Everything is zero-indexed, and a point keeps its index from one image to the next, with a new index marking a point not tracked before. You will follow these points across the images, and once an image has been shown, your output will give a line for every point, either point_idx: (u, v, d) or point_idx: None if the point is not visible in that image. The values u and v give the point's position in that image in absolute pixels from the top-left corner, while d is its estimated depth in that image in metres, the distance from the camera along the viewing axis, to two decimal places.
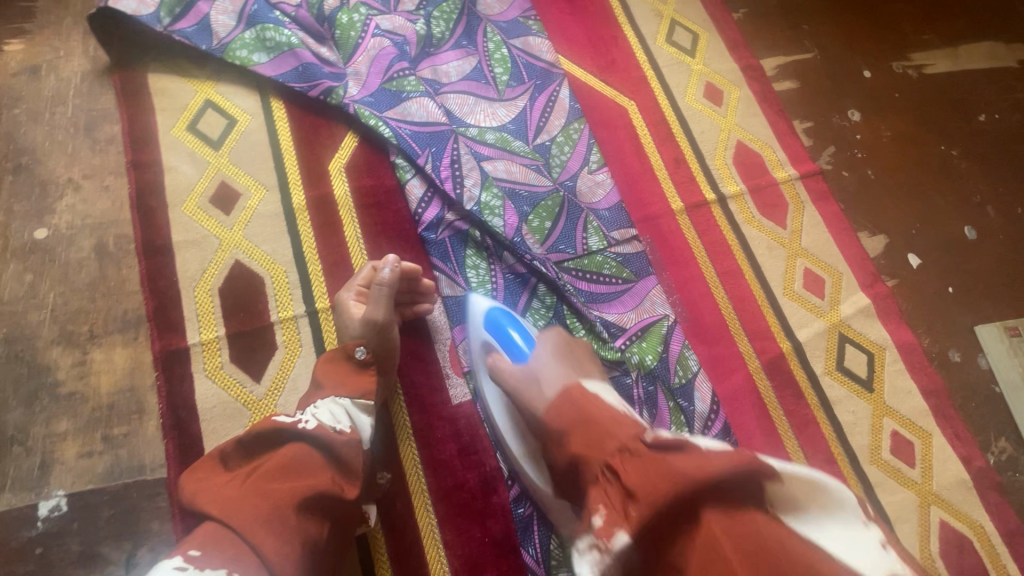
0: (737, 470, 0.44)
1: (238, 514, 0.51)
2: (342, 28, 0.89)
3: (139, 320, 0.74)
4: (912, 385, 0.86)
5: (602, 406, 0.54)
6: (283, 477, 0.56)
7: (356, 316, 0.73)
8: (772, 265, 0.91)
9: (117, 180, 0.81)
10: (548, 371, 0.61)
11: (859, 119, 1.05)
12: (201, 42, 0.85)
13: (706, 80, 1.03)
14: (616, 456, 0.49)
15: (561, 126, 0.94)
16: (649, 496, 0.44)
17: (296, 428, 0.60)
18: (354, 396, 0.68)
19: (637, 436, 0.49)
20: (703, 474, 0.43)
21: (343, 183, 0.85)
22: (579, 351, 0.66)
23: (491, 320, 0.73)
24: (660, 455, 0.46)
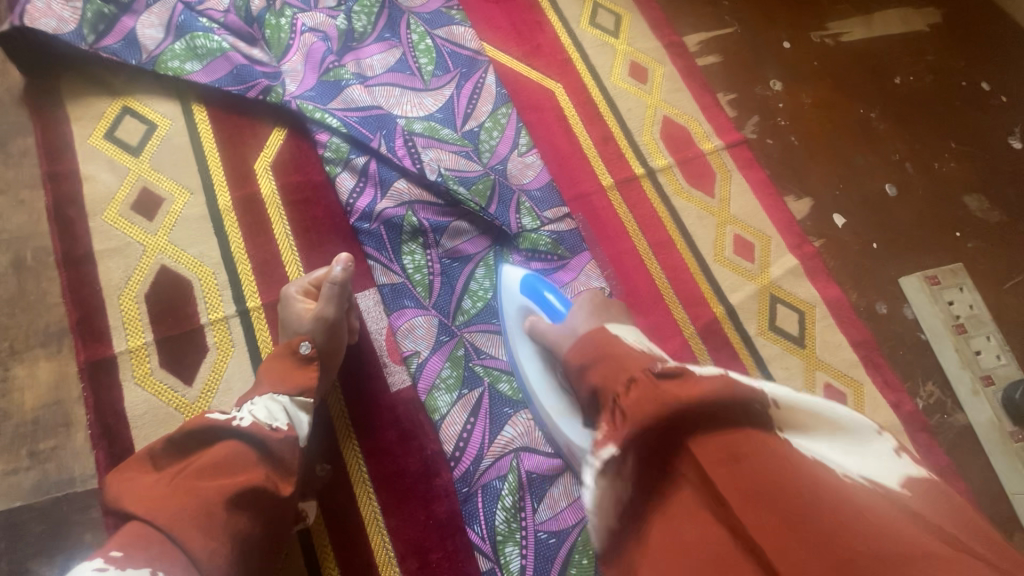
0: (731, 397, 0.47)
1: (165, 512, 0.48)
2: (273, 28, 0.89)
3: (62, 333, 0.73)
4: (843, 339, 0.90)
5: (625, 349, 0.56)
6: (214, 475, 0.53)
7: (305, 315, 0.72)
8: (702, 234, 0.93)
9: (33, 193, 0.79)
10: (582, 323, 0.64)
11: (781, 88, 1.08)
12: (131, 58, 0.84)
13: (631, 60, 1.05)
14: (632, 376, 0.51)
15: (488, 112, 0.95)
16: (641, 410, 0.48)
17: (228, 426, 0.57)
18: (293, 394, 0.65)
19: (647, 366, 0.52)
20: (688, 399, 0.47)
21: (269, 181, 0.85)
22: (612, 304, 0.68)
23: (526, 286, 0.74)
24: (665, 381, 0.49)
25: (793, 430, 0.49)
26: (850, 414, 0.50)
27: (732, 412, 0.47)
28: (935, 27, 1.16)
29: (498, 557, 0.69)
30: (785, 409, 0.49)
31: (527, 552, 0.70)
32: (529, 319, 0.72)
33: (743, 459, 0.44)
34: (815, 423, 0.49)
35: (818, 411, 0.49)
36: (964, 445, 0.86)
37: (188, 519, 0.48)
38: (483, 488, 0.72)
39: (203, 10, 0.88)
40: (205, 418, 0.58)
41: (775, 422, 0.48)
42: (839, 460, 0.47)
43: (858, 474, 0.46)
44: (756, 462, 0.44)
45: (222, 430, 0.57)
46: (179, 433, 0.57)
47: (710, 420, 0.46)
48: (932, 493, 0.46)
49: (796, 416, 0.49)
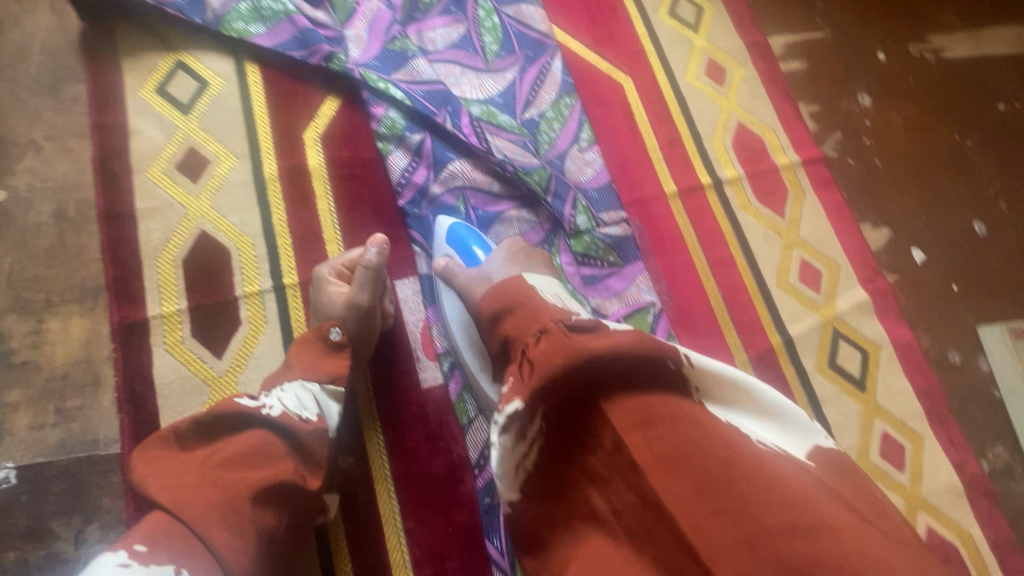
0: (643, 354, 0.47)
1: (192, 505, 0.46)
2: None
3: (97, 290, 0.71)
4: (908, 386, 0.82)
5: (538, 299, 0.55)
6: (242, 466, 0.51)
7: (339, 299, 0.69)
8: (766, 255, 0.87)
9: (80, 143, 0.77)
10: (498, 271, 0.64)
11: (869, 104, 0.99)
12: (195, 16, 0.81)
13: (709, 57, 0.97)
14: (541, 330, 0.50)
15: (551, 101, 0.89)
16: (550, 361, 0.47)
17: (260, 415, 0.55)
18: (324, 381, 0.63)
19: (560, 319, 0.51)
20: (604, 350, 0.47)
21: (317, 153, 0.81)
22: (535, 255, 0.68)
23: (456, 237, 0.74)
24: (578, 334, 0.49)
25: (710, 399, 0.49)
26: (785, 400, 0.49)
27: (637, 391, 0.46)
28: None
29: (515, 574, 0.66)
30: (698, 369, 0.49)
31: None
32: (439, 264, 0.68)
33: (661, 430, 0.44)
34: (735, 392, 0.49)
35: (735, 380, 0.49)
36: None
37: (214, 512, 0.46)
38: None
39: None
40: (230, 403, 0.55)
41: (691, 388, 0.49)
42: (751, 426, 0.48)
43: (771, 443, 0.47)
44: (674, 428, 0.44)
45: (254, 419, 0.54)
46: (205, 415, 0.53)
47: (623, 387, 0.47)
48: (842, 464, 0.47)
49: (708, 377, 0.49)
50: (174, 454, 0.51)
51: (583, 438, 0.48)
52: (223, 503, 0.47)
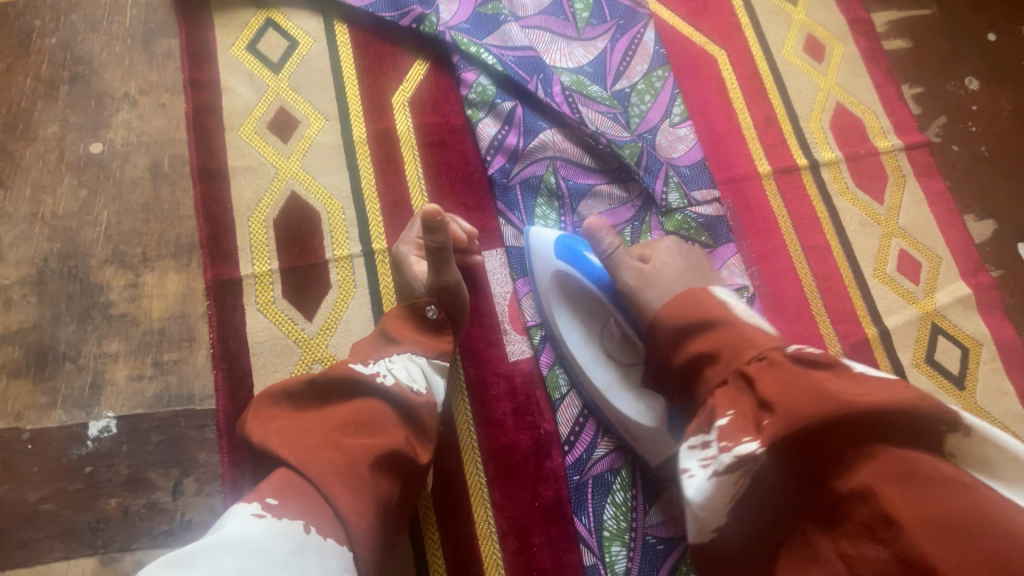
0: (916, 403, 0.43)
1: (316, 464, 0.46)
2: None
3: (192, 247, 0.71)
4: (1009, 388, 0.78)
5: (713, 301, 0.55)
6: (359, 432, 0.50)
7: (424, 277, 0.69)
8: (863, 243, 0.83)
9: (173, 98, 0.76)
10: (679, 274, 0.66)
11: (976, 88, 0.93)
12: None
13: (807, 32, 0.92)
14: (759, 354, 0.49)
15: (643, 73, 0.86)
16: (799, 408, 0.44)
17: (373, 382, 0.54)
18: (431, 355, 0.62)
19: (778, 348, 0.49)
20: (861, 395, 0.43)
21: (406, 118, 0.80)
22: (695, 254, 0.69)
23: (568, 249, 0.70)
24: (802, 364, 0.46)
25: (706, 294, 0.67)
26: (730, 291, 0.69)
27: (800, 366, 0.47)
28: None
29: (602, 553, 0.66)
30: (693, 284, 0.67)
31: (634, 554, 0.66)
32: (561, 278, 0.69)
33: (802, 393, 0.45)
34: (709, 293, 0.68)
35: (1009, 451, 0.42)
36: None
37: (335, 474, 0.46)
38: (595, 479, 0.68)
39: None
40: (345, 368, 0.55)
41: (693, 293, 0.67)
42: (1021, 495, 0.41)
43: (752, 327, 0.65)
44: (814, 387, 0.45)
45: (368, 385, 0.54)
46: (321, 376, 0.54)
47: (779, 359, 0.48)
48: None
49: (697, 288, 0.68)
50: (290, 413, 0.52)
51: (833, 464, 0.43)
52: (344, 467, 0.47)
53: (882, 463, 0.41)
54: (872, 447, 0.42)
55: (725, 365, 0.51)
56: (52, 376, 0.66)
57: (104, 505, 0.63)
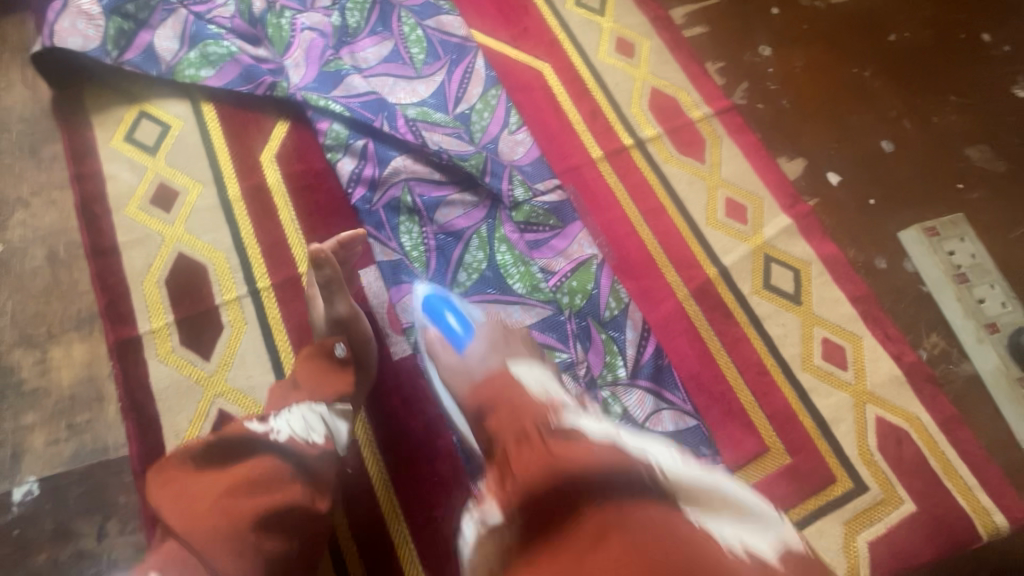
0: (617, 460, 0.46)
1: (201, 532, 0.49)
2: (274, 27, 0.96)
3: (93, 317, 0.79)
4: (840, 295, 0.89)
5: (521, 394, 0.56)
6: (252, 494, 0.53)
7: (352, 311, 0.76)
8: (694, 199, 0.95)
9: (63, 194, 0.86)
10: (481, 364, 0.61)
11: (770, 53, 1.09)
12: (150, 69, 0.92)
13: (617, 35, 1.07)
14: (523, 432, 0.51)
15: (479, 94, 0.99)
16: (528, 470, 0.47)
17: (267, 440, 0.59)
18: (330, 403, 0.68)
19: (542, 420, 0.51)
20: (578, 459, 0.46)
21: (275, 171, 0.90)
22: (514, 339, 0.66)
23: (429, 307, 0.74)
24: (552, 442, 0.49)
25: (516, 362, 0.61)
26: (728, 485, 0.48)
27: (625, 488, 0.44)
28: None
29: None
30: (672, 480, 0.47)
31: None
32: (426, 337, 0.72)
33: (633, 527, 0.41)
34: (715, 502, 0.46)
35: (716, 487, 0.47)
36: (971, 394, 0.85)
37: (220, 539, 0.49)
38: None
39: (212, 18, 0.95)
40: (243, 430, 0.59)
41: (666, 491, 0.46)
42: (741, 535, 0.45)
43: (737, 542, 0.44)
44: (642, 526, 0.42)
45: (261, 443, 0.58)
46: (216, 441, 0.58)
47: (597, 486, 0.44)
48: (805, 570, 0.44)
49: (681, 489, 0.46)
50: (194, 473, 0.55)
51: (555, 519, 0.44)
52: (232, 533, 0.49)
53: (585, 518, 0.43)
54: (581, 503, 0.44)
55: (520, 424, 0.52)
56: None
57: (34, 561, 0.68)
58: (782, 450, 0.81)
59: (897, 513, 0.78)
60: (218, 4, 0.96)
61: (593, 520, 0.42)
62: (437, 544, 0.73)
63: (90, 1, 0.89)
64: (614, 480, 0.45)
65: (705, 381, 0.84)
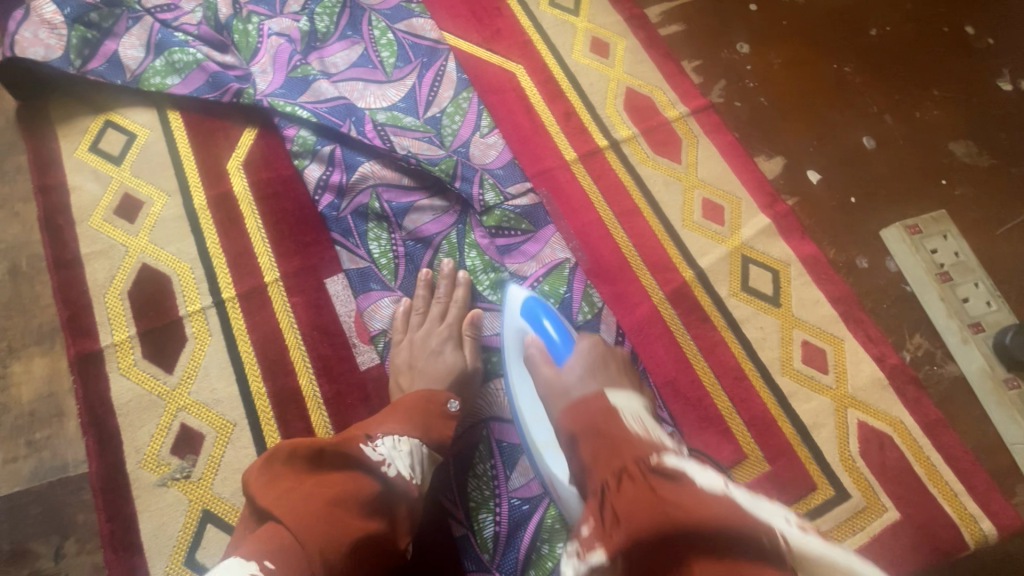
0: (743, 526, 0.40)
1: (313, 534, 0.48)
2: (241, 34, 0.95)
3: (54, 331, 0.78)
4: (820, 296, 0.87)
5: (622, 426, 0.50)
6: (356, 514, 0.52)
7: (463, 362, 0.77)
8: (669, 200, 0.93)
9: (27, 206, 0.85)
10: (578, 387, 0.58)
11: (749, 51, 1.07)
12: (115, 78, 0.90)
13: (592, 35, 1.06)
14: (624, 469, 0.46)
15: (450, 97, 0.97)
16: (635, 516, 0.42)
17: (378, 468, 0.58)
18: (433, 447, 0.66)
19: (643, 459, 0.46)
20: (698, 519, 0.40)
21: (241, 179, 0.89)
22: (615, 362, 0.62)
23: (527, 312, 0.74)
24: (664, 484, 0.44)
25: (615, 390, 0.56)
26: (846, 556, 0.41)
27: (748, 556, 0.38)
28: None
29: (471, 523, 0.73)
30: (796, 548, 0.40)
31: (501, 519, 0.73)
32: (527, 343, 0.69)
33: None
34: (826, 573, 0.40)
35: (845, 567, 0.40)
36: (956, 396, 0.83)
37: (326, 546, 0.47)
38: (455, 457, 0.76)
39: (179, 26, 0.94)
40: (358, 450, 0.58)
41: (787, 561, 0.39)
42: None
43: None
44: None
45: (375, 471, 0.57)
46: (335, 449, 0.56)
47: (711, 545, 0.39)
48: None
49: (807, 564, 0.40)
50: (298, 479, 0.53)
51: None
52: (332, 545, 0.48)
53: None
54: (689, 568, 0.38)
55: (620, 459, 0.47)
56: None
57: None
58: (760, 457, 0.79)
59: (879, 520, 0.76)
60: (185, 11, 0.95)
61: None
62: (433, 547, 0.72)
63: (52, 11, 0.88)
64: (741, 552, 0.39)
65: (681, 387, 0.81)
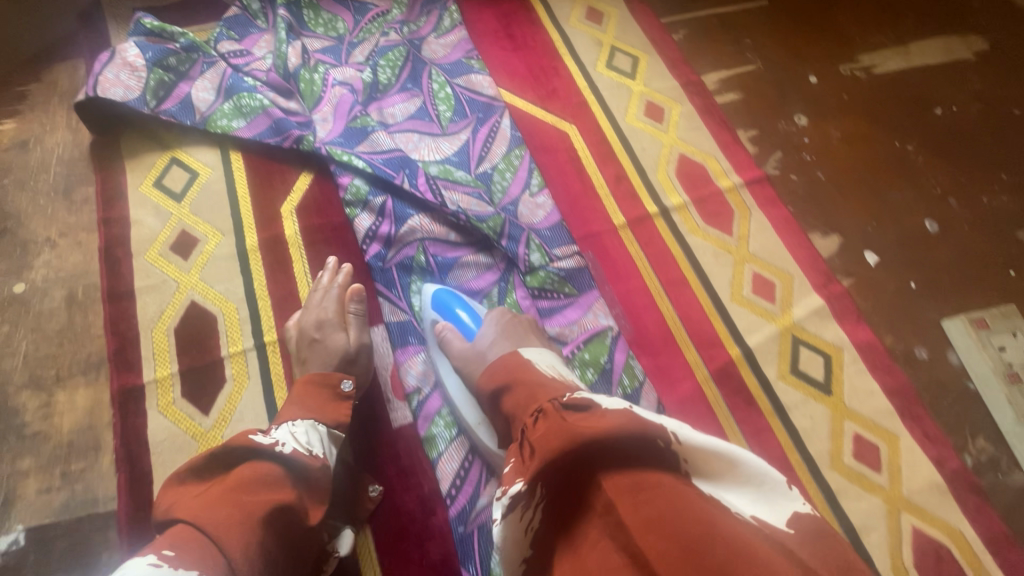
0: (638, 435, 0.49)
1: (213, 518, 0.51)
2: (307, 82, 0.98)
3: (101, 362, 0.79)
4: (876, 387, 0.83)
5: (536, 377, 0.60)
6: (257, 490, 0.56)
7: (348, 341, 0.78)
8: (719, 273, 0.90)
9: (89, 236, 0.88)
10: (494, 349, 0.71)
11: (806, 123, 1.06)
12: (186, 119, 0.94)
13: (647, 99, 1.06)
14: (540, 409, 0.55)
15: (502, 154, 0.98)
16: (546, 443, 0.50)
17: (273, 450, 0.61)
18: (331, 425, 0.69)
19: (556, 399, 0.55)
20: (598, 431, 0.49)
21: (293, 223, 0.91)
22: (522, 326, 0.74)
23: (439, 302, 0.81)
24: (572, 413, 0.52)
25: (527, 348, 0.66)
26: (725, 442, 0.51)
27: (642, 463, 0.48)
28: (981, 55, 1.13)
29: None
30: (686, 443, 0.50)
31: None
32: (440, 329, 0.78)
33: (647, 498, 0.46)
34: (711, 460, 0.50)
35: (722, 451, 0.50)
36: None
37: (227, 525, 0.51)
38: (479, 529, 0.73)
39: (249, 71, 0.99)
40: (250, 439, 0.61)
41: (677, 459, 0.49)
42: (741, 499, 0.49)
43: (752, 513, 0.48)
44: (656, 497, 0.46)
45: (266, 453, 0.60)
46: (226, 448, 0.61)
47: (614, 459, 0.48)
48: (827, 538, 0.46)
49: (692, 450, 0.50)
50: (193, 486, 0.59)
51: (581, 505, 0.49)
52: (242, 519, 0.52)
53: (612, 489, 0.47)
54: (603, 478, 0.48)
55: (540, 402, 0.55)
56: None
57: None
58: None
59: None
60: (256, 58, 1.00)
61: (609, 491, 0.47)
62: None
63: (135, 54, 0.93)
64: (639, 456, 0.49)
65: None
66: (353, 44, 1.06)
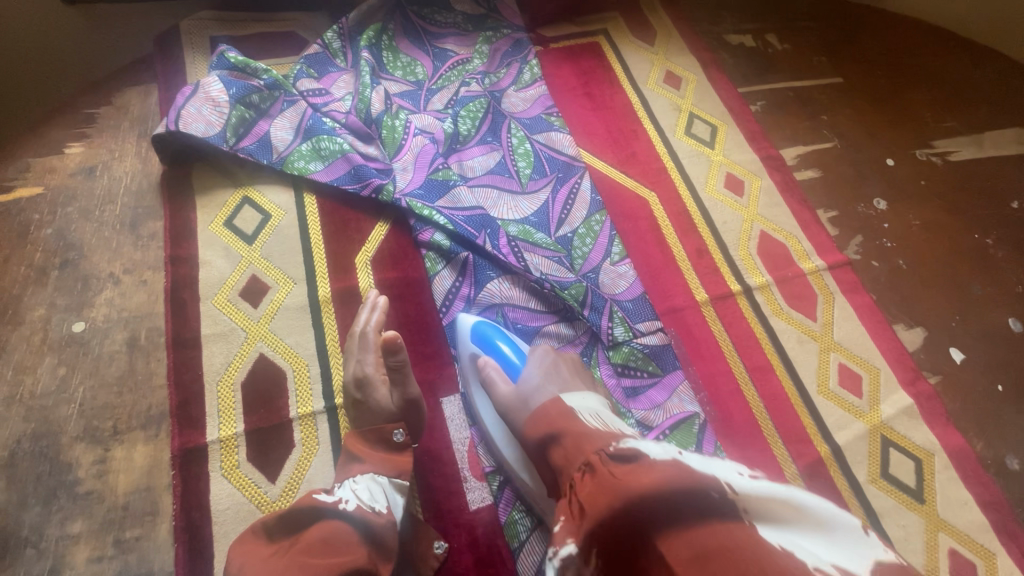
0: (690, 489, 0.45)
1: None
2: (388, 129, 0.96)
3: (162, 416, 0.75)
4: (969, 497, 0.79)
5: (579, 427, 0.56)
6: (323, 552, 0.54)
7: (392, 401, 0.72)
8: (804, 360, 0.88)
9: (154, 275, 0.84)
10: (536, 395, 0.64)
11: (885, 207, 1.04)
12: (263, 158, 0.91)
13: (726, 170, 1.05)
14: (587, 463, 0.51)
15: (583, 218, 0.95)
16: (598, 505, 0.46)
17: (336, 509, 0.58)
18: (392, 475, 0.66)
19: (602, 448, 0.52)
20: (649, 490, 0.45)
21: (368, 276, 0.87)
22: (566, 368, 0.68)
23: (479, 334, 0.77)
24: (619, 465, 0.49)
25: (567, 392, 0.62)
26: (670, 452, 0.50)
27: (691, 512, 0.43)
28: None
29: None
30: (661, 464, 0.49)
31: None
32: (482, 365, 0.71)
33: (718, 568, 0.40)
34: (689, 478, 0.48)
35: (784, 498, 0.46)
36: None
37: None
38: None
39: (328, 112, 0.96)
40: (311, 499, 0.59)
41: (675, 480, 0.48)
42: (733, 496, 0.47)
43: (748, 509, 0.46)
44: (732, 567, 0.40)
45: (329, 512, 0.58)
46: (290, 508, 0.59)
47: (668, 515, 0.43)
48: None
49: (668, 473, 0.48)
50: (264, 544, 0.57)
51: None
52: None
53: (676, 556, 0.41)
54: (666, 543, 0.42)
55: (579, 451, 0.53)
56: (11, 564, 0.66)
57: None
58: None
59: None
60: (336, 98, 0.98)
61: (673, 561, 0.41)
62: None
63: (219, 89, 0.91)
64: (704, 512, 0.43)
65: None
66: (432, 91, 1.03)
